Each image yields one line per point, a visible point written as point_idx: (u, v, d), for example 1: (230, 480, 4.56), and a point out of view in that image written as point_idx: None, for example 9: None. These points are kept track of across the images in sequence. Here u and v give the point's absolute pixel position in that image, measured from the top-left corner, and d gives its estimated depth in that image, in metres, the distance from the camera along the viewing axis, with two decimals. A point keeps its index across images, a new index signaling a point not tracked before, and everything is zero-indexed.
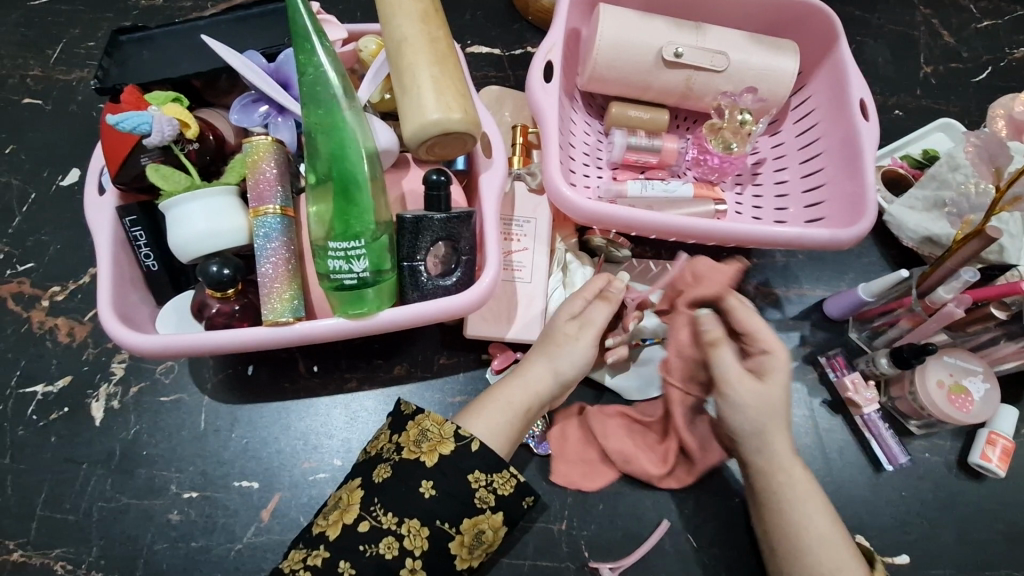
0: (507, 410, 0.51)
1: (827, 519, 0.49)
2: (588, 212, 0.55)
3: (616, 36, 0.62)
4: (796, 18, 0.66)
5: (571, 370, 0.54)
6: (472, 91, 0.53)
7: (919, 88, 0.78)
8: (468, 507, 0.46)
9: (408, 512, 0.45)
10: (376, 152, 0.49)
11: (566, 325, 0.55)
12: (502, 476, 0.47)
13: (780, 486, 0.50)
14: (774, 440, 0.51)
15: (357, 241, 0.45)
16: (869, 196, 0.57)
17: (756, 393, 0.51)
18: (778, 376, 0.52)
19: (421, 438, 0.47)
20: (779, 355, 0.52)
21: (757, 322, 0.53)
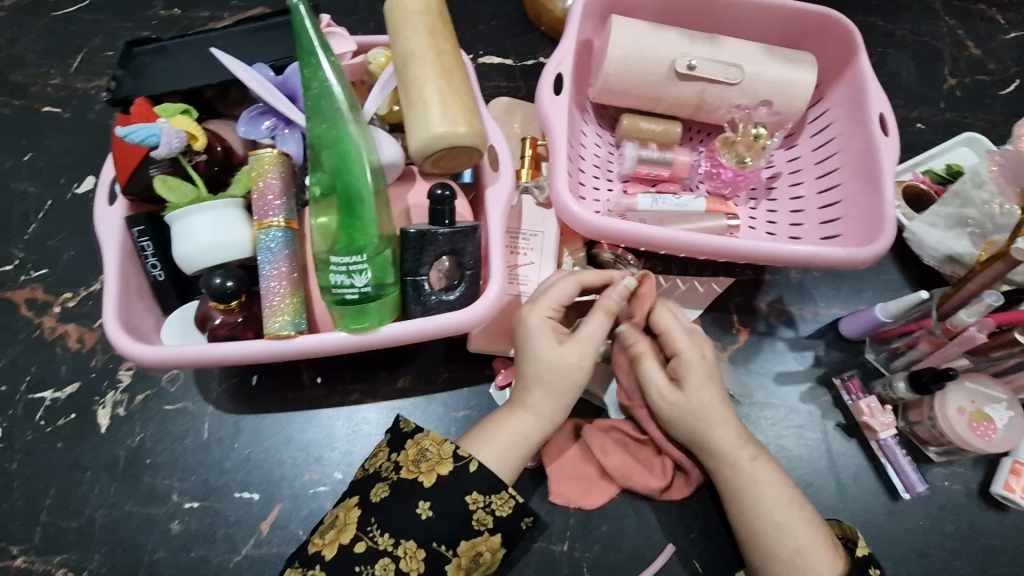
0: (519, 442, 0.50)
1: (784, 504, 0.49)
2: (596, 227, 0.54)
3: (628, 49, 0.61)
4: (814, 30, 0.64)
5: (569, 388, 0.51)
6: (478, 103, 0.53)
7: (943, 101, 0.76)
8: (465, 528, 0.45)
9: (406, 533, 0.45)
10: (380, 166, 0.48)
11: (561, 352, 0.50)
12: (500, 497, 0.47)
13: (729, 481, 0.51)
14: (716, 434, 0.51)
15: (359, 256, 0.45)
16: (887, 212, 0.54)
17: (670, 404, 0.51)
18: (696, 376, 0.51)
19: (420, 458, 0.47)
20: (689, 355, 0.52)
21: (671, 321, 0.53)
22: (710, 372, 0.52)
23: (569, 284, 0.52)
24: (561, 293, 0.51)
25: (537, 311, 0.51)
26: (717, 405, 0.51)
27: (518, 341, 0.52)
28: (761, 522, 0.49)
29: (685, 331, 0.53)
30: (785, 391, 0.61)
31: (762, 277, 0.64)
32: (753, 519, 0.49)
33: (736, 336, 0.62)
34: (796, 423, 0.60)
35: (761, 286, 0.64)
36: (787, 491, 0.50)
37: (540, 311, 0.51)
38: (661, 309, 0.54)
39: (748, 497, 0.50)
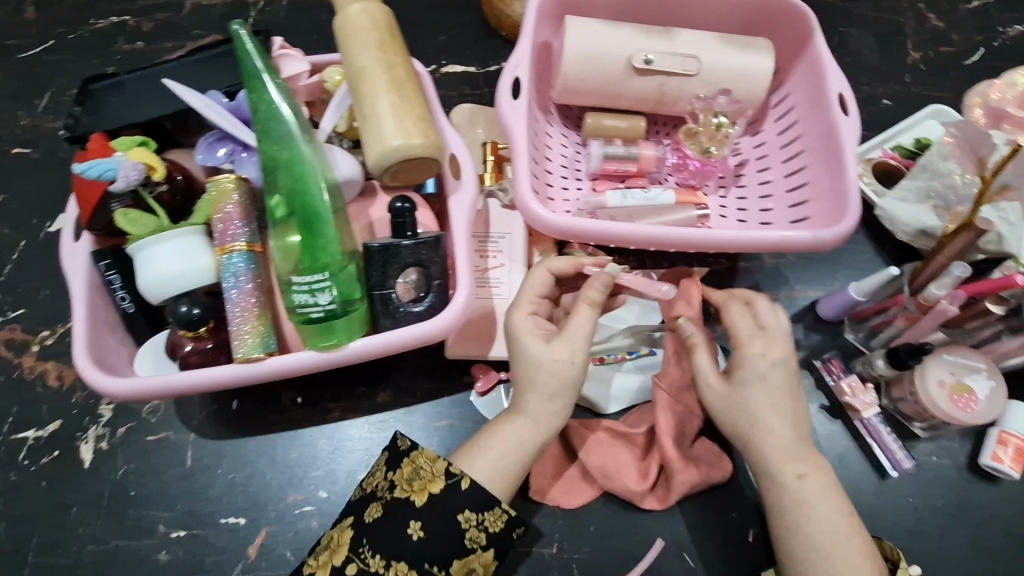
0: (513, 449, 0.49)
1: (837, 524, 0.47)
2: (562, 227, 0.54)
3: (583, 48, 0.62)
4: (770, 17, 0.64)
5: (558, 388, 0.49)
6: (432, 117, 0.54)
7: (908, 75, 0.76)
8: (459, 547, 0.46)
9: (396, 554, 0.45)
10: (337, 184, 0.48)
11: (548, 350, 0.49)
12: (493, 514, 0.47)
13: (774, 490, 0.48)
14: (762, 442, 0.49)
15: (322, 274, 0.45)
16: (850, 191, 0.55)
17: (719, 398, 0.50)
18: (748, 373, 0.49)
19: (414, 476, 0.47)
20: (750, 351, 0.49)
21: (739, 318, 0.51)
22: (771, 376, 0.49)
23: (538, 274, 0.53)
24: (535, 287, 0.53)
25: (521, 309, 0.52)
26: (772, 407, 0.49)
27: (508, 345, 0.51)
28: (806, 537, 0.47)
29: (752, 329, 0.50)
30: None
31: (736, 265, 0.64)
32: (801, 532, 0.47)
33: (714, 325, 0.62)
34: None
35: (736, 273, 0.64)
36: (846, 509, 0.47)
37: (521, 312, 0.51)
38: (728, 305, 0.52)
39: (786, 511, 0.48)
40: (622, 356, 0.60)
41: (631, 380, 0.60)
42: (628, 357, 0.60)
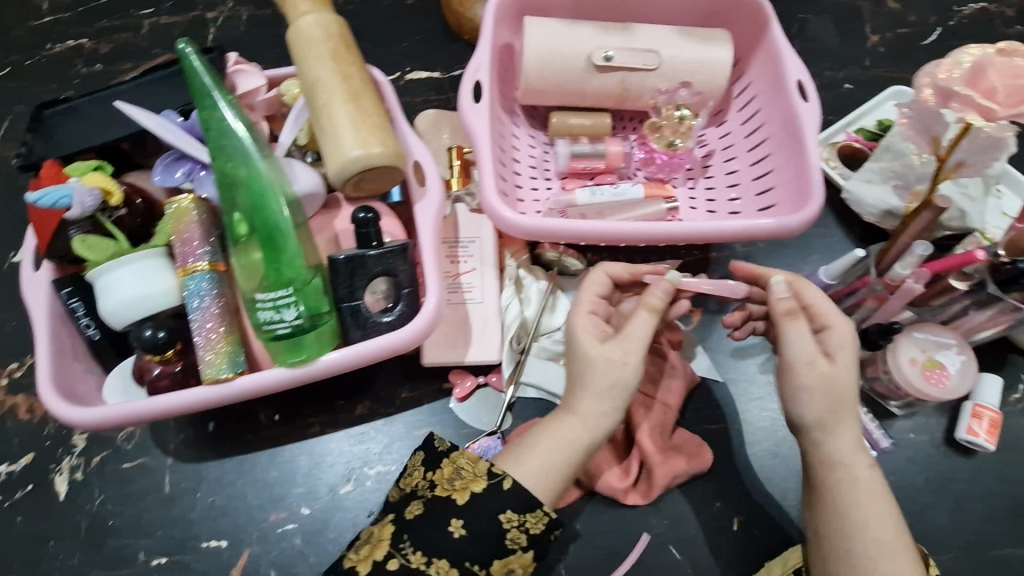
0: (564, 448, 0.49)
1: (890, 532, 0.46)
2: (529, 228, 0.53)
3: (543, 48, 0.62)
4: (727, 8, 0.65)
5: (617, 386, 0.49)
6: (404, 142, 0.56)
7: (868, 58, 0.77)
8: (499, 548, 0.45)
9: (438, 551, 0.44)
10: (297, 198, 0.47)
11: (603, 350, 0.49)
12: (535, 516, 0.46)
13: (839, 484, 0.48)
14: (837, 428, 0.49)
15: (286, 289, 0.44)
16: (812, 176, 0.55)
17: (819, 375, 0.48)
18: (847, 353, 0.49)
19: (454, 476, 0.48)
20: (846, 330, 0.49)
21: (824, 298, 0.51)
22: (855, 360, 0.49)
23: (597, 275, 0.54)
24: (594, 288, 0.53)
25: (580, 308, 0.52)
26: (850, 399, 0.49)
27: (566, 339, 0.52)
28: (857, 539, 0.46)
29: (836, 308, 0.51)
30: (744, 365, 0.61)
31: (708, 256, 0.65)
32: (847, 530, 0.46)
33: (689, 317, 0.63)
34: (759, 395, 0.60)
35: (708, 264, 0.65)
36: (895, 515, 0.47)
37: (581, 311, 0.52)
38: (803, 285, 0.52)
39: (851, 504, 0.47)
40: None
41: None
42: None
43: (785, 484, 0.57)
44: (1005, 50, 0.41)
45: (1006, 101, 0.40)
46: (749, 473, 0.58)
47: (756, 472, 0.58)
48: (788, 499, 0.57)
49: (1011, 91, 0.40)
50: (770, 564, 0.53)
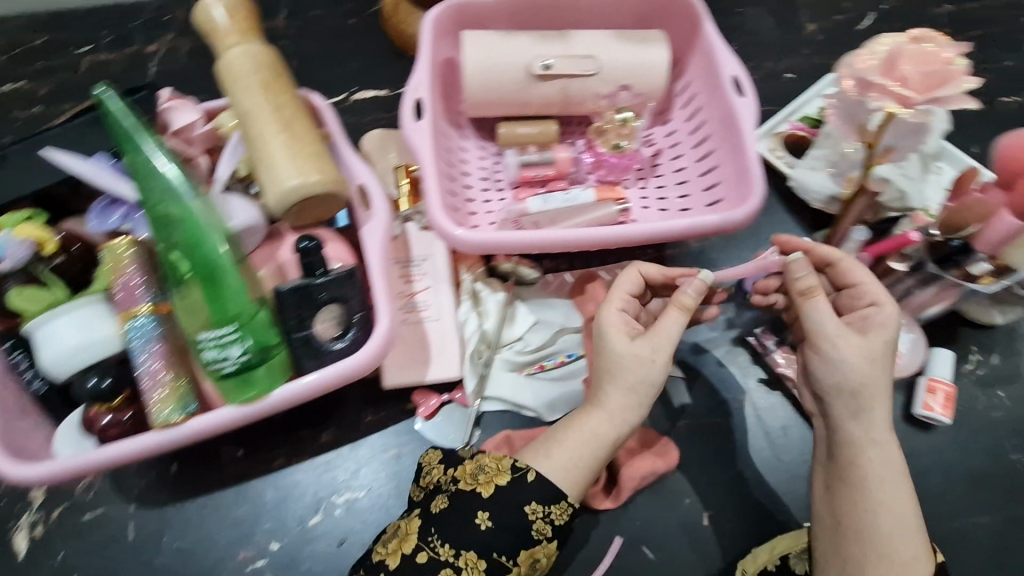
0: (589, 440, 0.49)
1: (906, 518, 0.47)
2: (480, 244, 0.54)
3: (482, 61, 0.62)
4: (662, 10, 0.66)
5: (646, 383, 0.49)
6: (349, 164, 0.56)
7: (806, 47, 0.79)
8: (525, 539, 0.47)
9: (464, 544, 0.46)
10: (234, 234, 0.47)
11: (633, 346, 0.49)
12: (559, 507, 0.48)
13: (866, 464, 0.48)
14: (871, 405, 0.49)
15: (230, 326, 0.44)
16: (752, 170, 0.56)
17: (852, 348, 0.48)
18: (885, 332, 0.48)
19: (477, 472, 0.49)
20: (891, 307, 0.49)
21: (865, 274, 0.51)
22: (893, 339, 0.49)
23: (631, 274, 0.54)
24: (627, 287, 0.53)
25: (611, 304, 0.52)
26: (885, 378, 0.49)
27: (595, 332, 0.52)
28: (875, 521, 0.47)
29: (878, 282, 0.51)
30: (705, 360, 0.62)
31: (663, 254, 0.66)
32: (865, 513, 0.47)
33: None
34: (721, 387, 0.61)
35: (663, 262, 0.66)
36: (912, 499, 0.48)
37: (613, 307, 0.52)
38: (846, 262, 0.52)
39: (876, 483, 0.48)
40: (562, 360, 0.61)
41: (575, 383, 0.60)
42: (568, 360, 0.61)
43: (752, 474, 0.58)
44: (916, 37, 0.42)
45: (921, 87, 0.41)
46: (717, 466, 0.58)
47: (724, 466, 0.58)
48: (756, 490, 0.58)
49: (924, 78, 0.41)
50: (756, 552, 0.53)
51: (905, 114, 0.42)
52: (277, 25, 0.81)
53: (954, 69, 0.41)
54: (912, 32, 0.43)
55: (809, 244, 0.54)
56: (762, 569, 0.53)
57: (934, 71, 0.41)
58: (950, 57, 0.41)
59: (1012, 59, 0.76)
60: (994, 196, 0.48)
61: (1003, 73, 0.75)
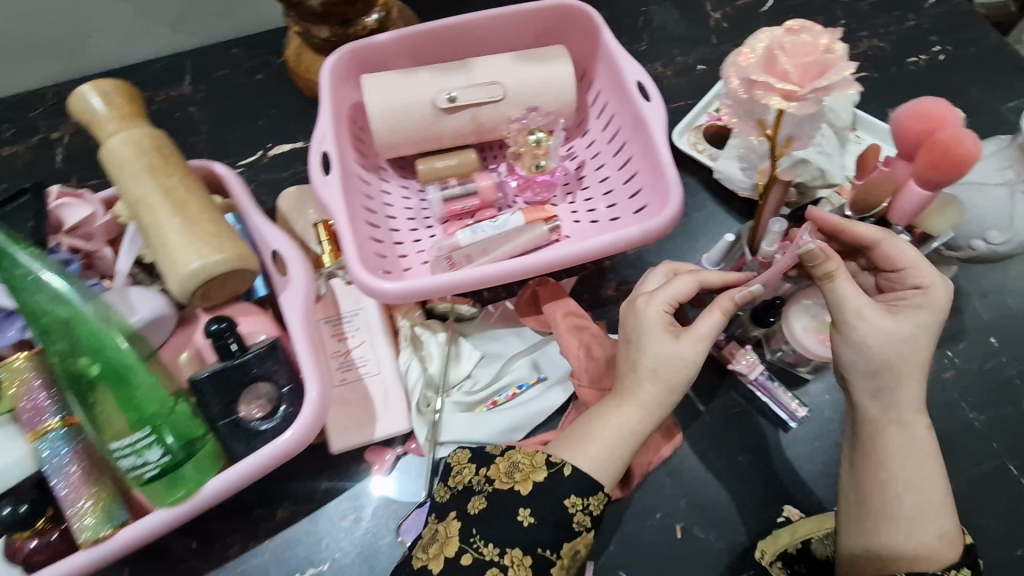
0: (626, 438, 0.49)
1: (933, 498, 0.47)
2: (400, 292, 0.53)
3: (385, 104, 0.61)
4: (560, 22, 0.66)
5: (680, 384, 0.49)
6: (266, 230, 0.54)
7: (714, 36, 0.79)
8: (566, 531, 0.47)
9: (509, 542, 0.46)
10: (137, 332, 0.45)
11: (677, 347, 0.49)
12: (597, 498, 0.48)
13: (890, 443, 0.48)
14: (902, 385, 0.47)
15: (144, 429, 0.42)
16: (668, 174, 0.56)
17: (881, 329, 0.46)
18: (923, 315, 0.47)
19: (512, 470, 0.49)
20: (938, 292, 0.47)
21: (913, 251, 0.48)
22: (933, 324, 0.47)
23: (688, 282, 0.51)
24: (679, 290, 0.51)
25: (654, 304, 0.50)
26: (923, 358, 0.47)
27: (628, 328, 0.51)
28: (900, 502, 0.47)
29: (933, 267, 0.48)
30: None
31: (602, 265, 0.65)
32: (892, 496, 0.47)
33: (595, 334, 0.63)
34: None
35: (603, 274, 0.65)
36: (942, 480, 0.48)
37: (653, 306, 0.50)
38: (890, 240, 0.48)
39: (902, 464, 0.47)
40: (514, 393, 0.60)
41: (523, 411, 0.58)
42: (517, 391, 0.60)
43: (720, 477, 0.56)
44: (791, 29, 0.42)
45: (801, 79, 0.41)
46: (684, 474, 0.57)
47: (689, 471, 0.57)
48: (723, 491, 0.56)
49: (803, 69, 0.41)
50: (778, 533, 0.53)
51: (790, 109, 0.42)
52: (183, 91, 0.79)
53: (832, 56, 0.41)
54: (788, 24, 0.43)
55: (844, 225, 0.48)
56: (784, 551, 0.52)
57: (811, 61, 0.41)
58: (828, 44, 0.41)
59: (914, 18, 0.77)
60: (900, 167, 0.47)
61: (907, 34, 0.76)
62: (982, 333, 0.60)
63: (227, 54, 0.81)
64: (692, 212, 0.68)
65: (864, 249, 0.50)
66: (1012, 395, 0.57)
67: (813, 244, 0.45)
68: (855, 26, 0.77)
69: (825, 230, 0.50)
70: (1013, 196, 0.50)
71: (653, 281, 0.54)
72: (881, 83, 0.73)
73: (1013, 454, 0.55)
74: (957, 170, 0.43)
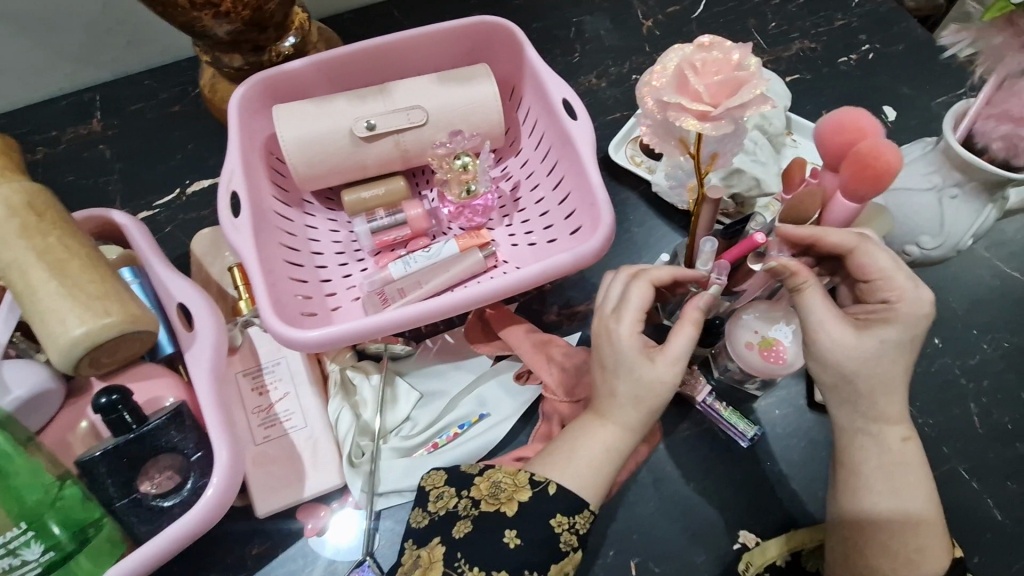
0: (607, 457, 0.47)
1: (906, 514, 0.45)
2: (320, 341, 0.48)
3: (299, 136, 0.58)
4: (483, 39, 0.64)
5: (661, 406, 0.46)
6: (177, 281, 0.49)
7: (647, 43, 0.77)
8: (553, 552, 0.44)
9: (496, 565, 0.43)
10: (8, 417, 0.41)
11: (656, 370, 0.46)
12: (583, 516, 0.46)
13: (861, 457, 0.46)
14: (871, 400, 0.45)
15: (19, 526, 0.38)
16: (598, 195, 0.54)
17: (842, 347, 0.44)
18: (894, 330, 0.44)
19: (495, 490, 0.47)
20: (908, 307, 0.44)
21: (887, 261, 0.45)
22: (901, 342, 0.44)
23: (646, 291, 0.48)
24: (639, 302, 0.48)
25: (625, 327, 0.47)
26: (894, 373, 0.44)
27: (599, 346, 0.48)
28: (870, 515, 0.45)
29: (910, 277, 0.45)
30: None
31: (543, 289, 0.63)
32: (866, 509, 0.45)
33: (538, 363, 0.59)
34: None
35: (545, 298, 0.63)
36: (925, 492, 0.45)
37: (628, 330, 0.47)
38: (865, 249, 0.45)
39: (877, 476, 0.45)
40: (455, 433, 0.56)
41: (465, 452, 0.54)
42: (460, 432, 0.56)
43: (675, 507, 0.54)
44: (701, 45, 0.41)
45: (715, 98, 0.39)
46: (637, 506, 0.54)
47: (643, 502, 0.54)
48: (678, 521, 0.53)
49: (716, 88, 0.39)
50: (766, 545, 0.50)
51: (704, 129, 0.40)
52: (91, 128, 0.73)
53: (744, 73, 0.39)
54: (700, 40, 0.42)
55: (818, 235, 0.44)
56: (771, 564, 0.50)
57: (723, 79, 0.39)
58: (739, 60, 0.39)
59: (842, 18, 0.77)
60: (828, 179, 0.47)
61: (836, 33, 0.76)
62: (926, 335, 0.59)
63: (141, 87, 0.76)
64: (633, 227, 0.66)
65: (839, 257, 0.47)
66: (959, 396, 0.57)
67: (775, 261, 0.44)
68: (785, 28, 0.77)
69: (800, 242, 0.46)
70: (940, 204, 0.49)
71: (612, 291, 0.50)
72: (814, 84, 0.73)
73: (965, 457, 0.54)
74: (878, 183, 0.43)
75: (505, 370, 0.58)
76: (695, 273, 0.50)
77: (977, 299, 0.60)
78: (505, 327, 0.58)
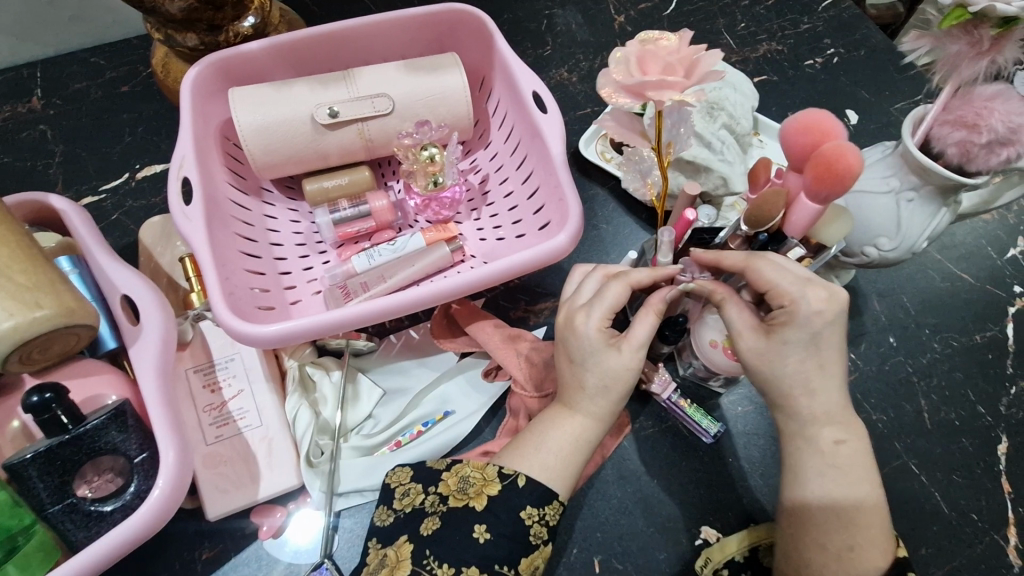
0: (576, 448, 0.47)
1: (863, 505, 0.45)
2: (274, 337, 0.46)
3: (257, 121, 0.55)
4: (451, 28, 0.62)
5: (628, 393, 0.46)
6: (120, 274, 0.46)
7: (619, 39, 0.77)
8: (521, 546, 0.44)
9: (464, 560, 0.42)
10: None
11: (622, 359, 0.46)
12: (553, 508, 0.45)
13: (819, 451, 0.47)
14: (829, 393, 0.45)
15: None
16: (567, 190, 0.53)
17: (755, 351, 0.45)
18: (795, 333, 0.44)
19: (464, 485, 0.46)
20: (802, 309, 0.44)
21: (773, 272, 0.45)
22: (829, 339, 0.44)
23: (620, 289, 0.47)
24: (614, 301, 0.47)
25: (594, 321, 0.46)
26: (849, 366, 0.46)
27: (563, 341, 0.48)
28: (819, 511, 0.45)
29: (797, 280, 0.45)
30: None
31: (510, 284, 0.62)
32: (821, 508, 0.46)
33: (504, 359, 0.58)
34: None
35: (512, 294, 0.62)
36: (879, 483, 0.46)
37: (592, 321, 0.46)
38: (756, 265, 0.46)
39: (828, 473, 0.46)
40: (418, 431, 0.54)
41: (427, 449, 0.53)
42: (423, 430, 0.55)
43: (638, 503, 0.54)
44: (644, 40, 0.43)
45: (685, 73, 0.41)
46: (602, 500, 0.54)
47: (606, 498, 0.54)
48: (641, 517, 0.53)
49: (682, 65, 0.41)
50: (726, 540, 0.51)
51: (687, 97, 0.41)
52: (32, 106, 0.69)
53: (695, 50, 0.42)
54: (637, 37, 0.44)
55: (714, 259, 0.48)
56: (732, 559, 0.50)
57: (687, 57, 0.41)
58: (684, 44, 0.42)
59: (808, 22, 0.78)
60: (791, 180, 0.47)
61: (802, 37, 0.77)
62: (881, 334, 0.61)
63: (86, 64, 0.71)
64: (602, 223, 0.66)
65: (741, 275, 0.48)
66: (910, 393, 0.58)
67: (693, 284, 0.48)
68: (753, 29, 0.77)
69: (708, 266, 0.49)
70: (897, 206, 0.50)
71: (585, 286, 0.49)
72: (780, 86, 0.74)
73: (915, 452, 0.56)
74: (842, 183, 0.43)
75: (474, 366, 0.57)
76: (668, 270, 0.49)
77: (928, 301, 0.62)
78: (472, 322, 0.57)
